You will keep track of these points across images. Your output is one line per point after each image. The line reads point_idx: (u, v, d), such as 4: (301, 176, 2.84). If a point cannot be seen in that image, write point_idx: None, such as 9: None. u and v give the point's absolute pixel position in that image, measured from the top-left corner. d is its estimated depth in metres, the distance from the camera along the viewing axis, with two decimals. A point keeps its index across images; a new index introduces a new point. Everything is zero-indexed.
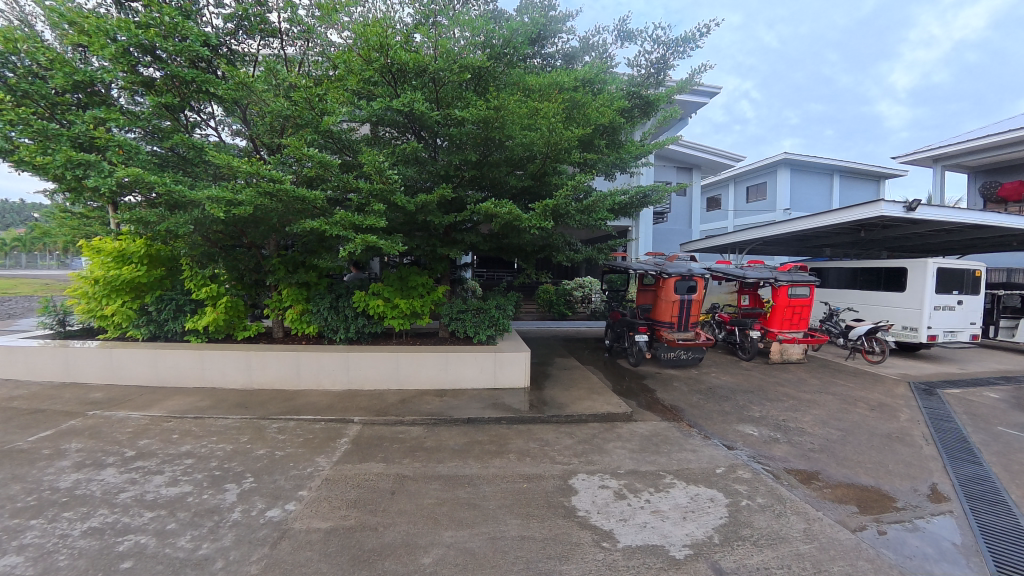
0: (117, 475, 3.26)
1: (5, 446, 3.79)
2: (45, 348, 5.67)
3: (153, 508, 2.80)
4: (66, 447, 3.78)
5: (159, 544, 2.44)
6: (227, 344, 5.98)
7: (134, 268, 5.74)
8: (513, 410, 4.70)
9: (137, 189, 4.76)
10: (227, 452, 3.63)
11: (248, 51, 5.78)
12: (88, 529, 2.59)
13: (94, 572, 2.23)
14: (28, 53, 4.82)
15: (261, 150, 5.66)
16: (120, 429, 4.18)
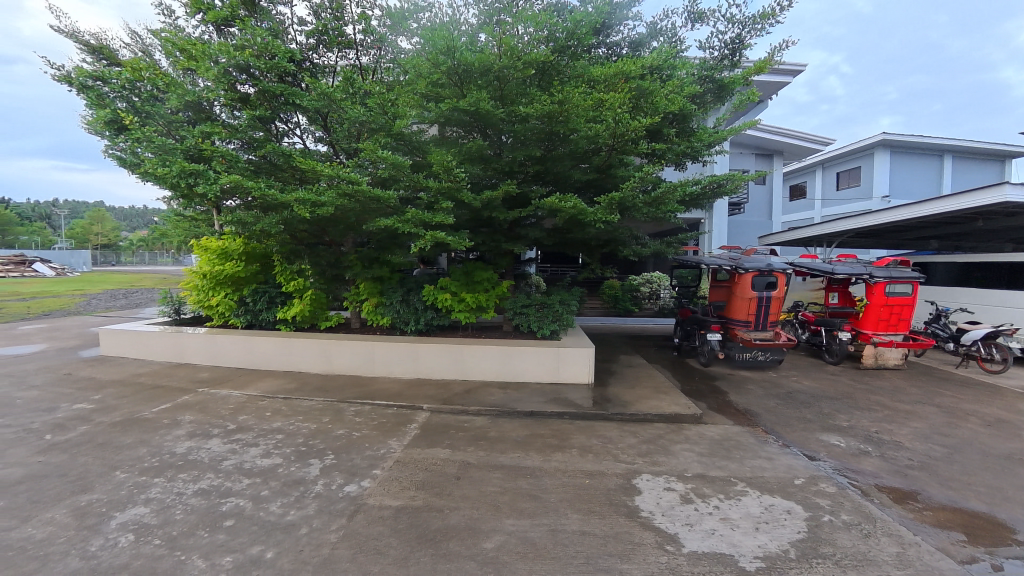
0: (220, 445, 3.69)
1: (137, 416, 4.46)
2: (163, 334, 6.55)
3: (249, 476, 3.15)
4: (181, 418, 4.35)
5: (255, 508, 2.74)
6: (311, 333, 6.54)
7: (234, 264, 6.46)
8: (575, 405, 4.68)
9: (236, 193, 5.34)
10: (310, 430, 3.98)
11: (327, 63, 6.23)
12: (198, 490, 2.98)
13: (203, 527, 2.57)
14: (150, 79, 5.59)
15: (341, 154, 6.07)
16: (223, 405, 4.73)
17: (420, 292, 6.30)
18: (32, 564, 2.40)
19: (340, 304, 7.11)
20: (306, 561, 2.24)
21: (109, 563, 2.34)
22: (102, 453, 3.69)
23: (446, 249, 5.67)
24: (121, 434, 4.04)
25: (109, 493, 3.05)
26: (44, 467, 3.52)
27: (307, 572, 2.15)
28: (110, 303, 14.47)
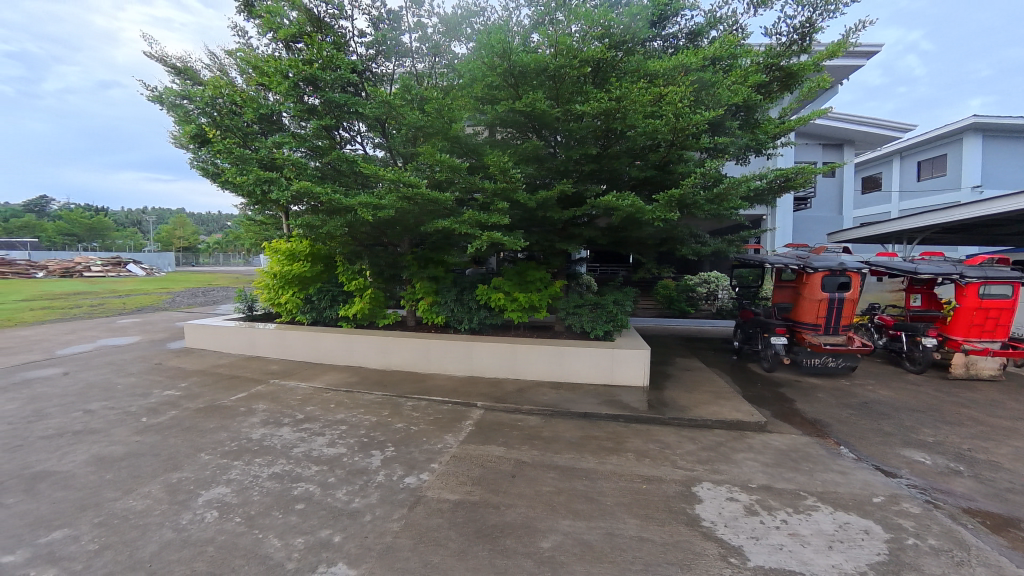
0: (291, 433, 3.95)
1: (218, 404, 4.87)
2: (239, 328, 7.11)
3: (317, 463, 3.35)
4: (256, 406, 4.70)
5: (323, 493, 2.90)
6: (370, 330, 6.85)
7: (301, 264, 6.89)
8: (630, 408, 4.58)
9: (304, 198, 5.69)
10: (371, 422, 4.16)
11: (385, 72, 6.50)
12: (272, 474, 3.20)
13: (278, 509, 2.76)
14: (228, 95, 6.08)
15: (398, 158, 6.30)
16: (292, 396, 5.06)
17: (474, 291, 6.42)
18: (135, 533, 2.69)
19: (397, 302, 7.40)
20: (370, 548, 2.34)
21: (198, 537, 2.57)
22: (189, 436, 4.06)
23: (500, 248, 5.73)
24: (205, 420, 4.43)
25: (196, 473, 3.36)
26: (142, 446, 3.93)
27: (371, 558, 2.25)
28: (192, 300, 15.91)
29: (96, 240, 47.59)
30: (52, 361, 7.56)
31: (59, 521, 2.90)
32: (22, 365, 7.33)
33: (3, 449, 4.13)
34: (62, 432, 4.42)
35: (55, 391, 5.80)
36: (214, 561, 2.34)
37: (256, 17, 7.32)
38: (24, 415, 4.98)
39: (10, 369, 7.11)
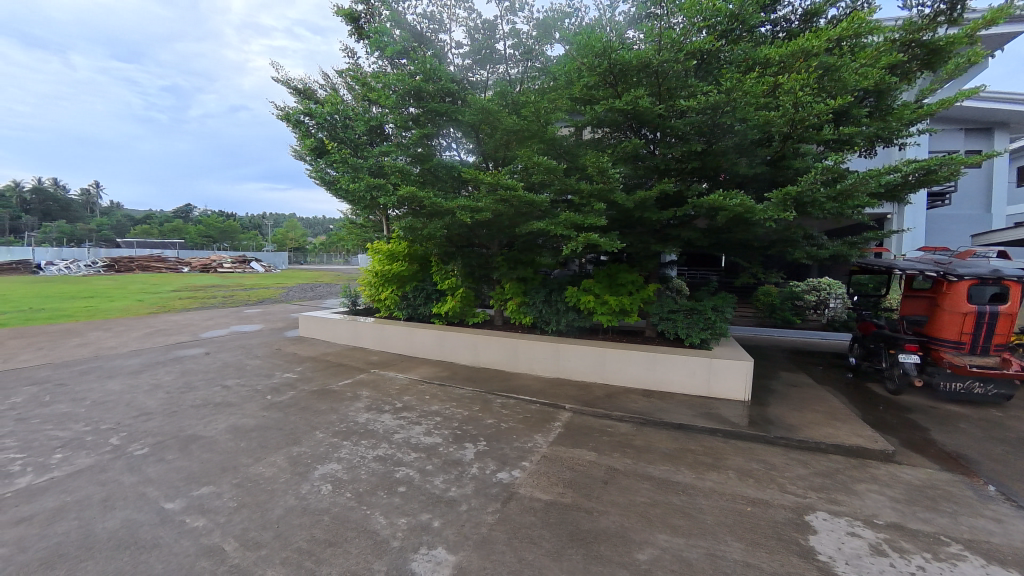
0: (391, 420, 4.26)
1: (328, 388, 5.41)
2: (345, 321, 7.85)
3: (416, 450, 3.58)
4: (360, 392, 5.16)
5: (423, 479, 3.09)
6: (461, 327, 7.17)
7: (399, 264, 7.46)
8: (728, 423, 4.27)
9: (408, 204, 6.13)
10: (463, 416, 4.35)
11: (480, 80, 6.85)
12: (376, 457, 3.49)
13: (382, 490, 3.00)
14: (343, 111, 6.84)
15: (490, 162, 6.59)
16: (390, 385, 5.47)
17: (563, 293, 6.45)
18: (265, 496, 3.08)
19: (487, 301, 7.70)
20: (467, 536, 2.45)
21: (317, 506, 2.88)
22: (306, 415, 4.57)
23: (594, 250, 5.73)
24: (318, 401, 4.95)
25: (312, 448, 3.76)
26: (268, 421, 4.49)
27: (468, 546, 2.36)
28: (303, 294, 17.86)
29: (226, 240, 55.36)
30: (199, 342, 8.95)
31: (208, 478, 3.43)
32: (177, 345, 8.77)
33: (166, 413, 4.97)
34: (207, 403, 5.21)
35: (201, 367, 6.85)
36: (330, 530, 2.61)
37: (366, 38, 8.05)
38: (179, 386, 5.96)
39: (168, 347, 8.55)
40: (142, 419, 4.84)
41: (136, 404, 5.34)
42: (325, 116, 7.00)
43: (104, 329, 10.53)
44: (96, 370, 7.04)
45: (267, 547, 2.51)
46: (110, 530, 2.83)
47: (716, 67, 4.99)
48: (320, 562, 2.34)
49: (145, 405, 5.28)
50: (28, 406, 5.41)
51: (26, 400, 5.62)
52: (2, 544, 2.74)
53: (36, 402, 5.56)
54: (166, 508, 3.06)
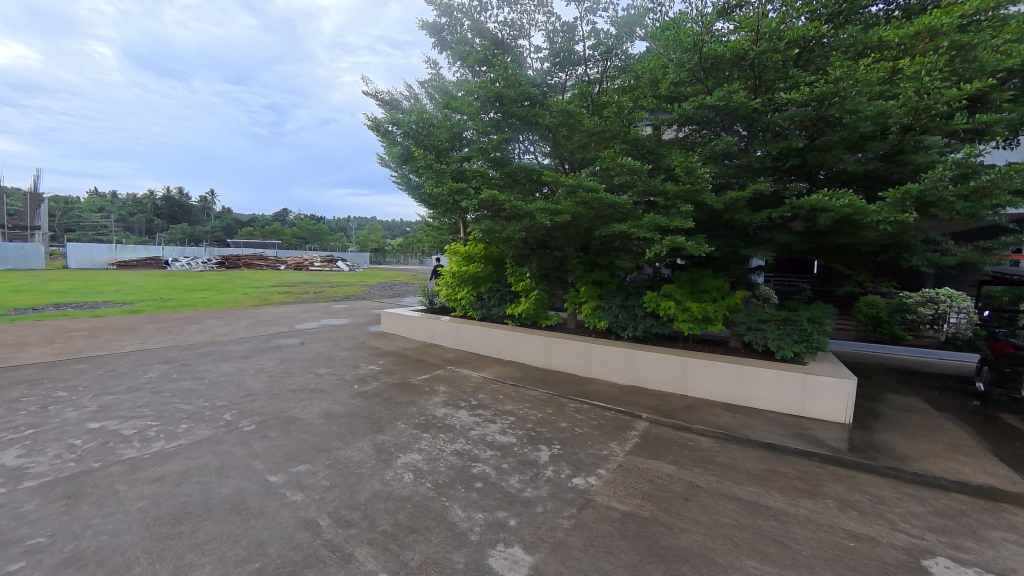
0: (468, 416, 4.44)
1: (408, 381, 5.75)
2: (423, 319, 8.31)
3: (492, 447, 3.70)
4: (438, 387, 5.43)
5: (499, 477, 3.19)
6: (534, 329, 7.27)
7: (476, 265, 7.76)
8: (826, 446, 3.90)
9: (485, 207, 6.55)
10: (537, 417, 4.42)
11: (559, 82, 7.24)
12: (454, 451, 3.65)
13: (460, 483, 3.13)
14: (431, 120, 7.63)
15: (566, 163, 7.12)
16: (466, 382, 5.70)
17: (640, 298, 6.33)
18: (353, 478, 3.34)
19: (559, 305, 7.77)
20: (543, 539, 2.48)
21: (400, 492, 3.07)
22: (389, 405, 4.89)
23: (676, 253, 5.61)
24: (399, 393, 5.28)
25: (395, 437, 4.01)
26: (355, 408, 4.87)
27: (544, 548, 2.38)
28: (383, 293, 19.08)
29: (317, 241, 60.73)
30: (295, 332, 9.93)
31: (305, 457, 3.79)
32: (277, 334, 9.80)
33: (269, 394, 5.58)
34: (303, 388, 5.76)
35: (297, 355, 7.60)
36: (412, 517, 2.77)
37: (449, 49, 8.47)
38: (279, 371, 6.65)
39: (271, 336, 9.57)
40: (250, 398, 5.47)
41: (244, 385, 6.05)
42: (408, 125, 7.74)
43: (218, 318, 12.05)
44: (213, 353, 8.08)
45: (356, 526, 2.72)
46: (225, 495, 3.23)
47: (820, 56, 4.62)
48: (403, 546, 2.49)
49: (252, 387, 5.95)
50: (162, 381, 6.34)
51: (160, 376, 6.60)
52: (144, 497, 3.24)
53: (167, 378, 6.50)
54: (270, 480, 3.43)
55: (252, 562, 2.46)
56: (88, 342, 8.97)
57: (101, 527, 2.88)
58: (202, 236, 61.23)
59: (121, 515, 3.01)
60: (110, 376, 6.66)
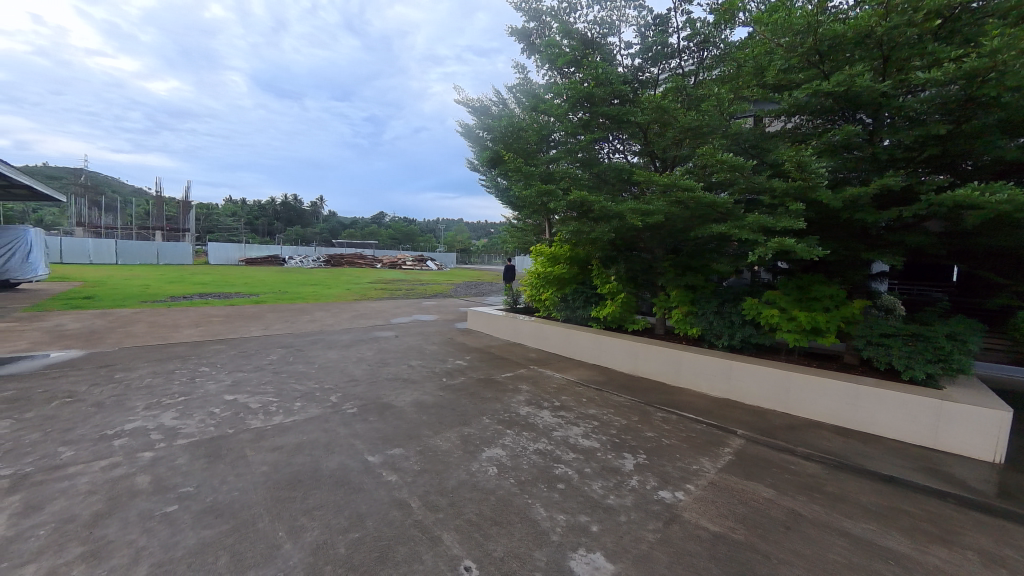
0: (551, 417, 4.55)
1: (493, 378, 5.97)
2: (509, 318, 8.62)
3: (575, 450, 3.75)
4: (521, 386, 5.63)
5: (582, 481, 3.20)
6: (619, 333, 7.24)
7: (561, 266, 8.14)
8: (969, 486, 3.32)
9: (572, 208, 6.94)
10: (621, 425, 4.37)
11: (652, 76, 7.17)
12: (537, 450, 3.74)
13: (542, 483, 3.19)
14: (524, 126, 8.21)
15: (656, 162, 7.04)
16: (549, 383, 5.82)
17: (737, 305, 5.94)
18: (441, 466, 3.54)
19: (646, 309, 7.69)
20: (626, 549, 2.42)
21: (484, 484, 3.20)
22: (474, 399, 5.14)
23: (781, 257, 5.18)
24: (485, 388, 5.54)
25: (480, 431, 4.20)
26: (443, 399, 5.17)
27: (627, 559, 2.34)
28: (469, 291, 19.96)
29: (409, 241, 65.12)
30: (390, 326, 10.77)
31: (398, 441, 4.10)
32: (375, 326, 10.71)
33: (368, 381, 6.13)
34: (397, 377, 6.24)
35: (392, 347, 8.24)
36: (496, 509, 2.87)
37: (537, 53, 8.63)
38: (377, 360, 7.27)
39: (370, 328, 10.50)
40: (352, 383, 6.05)
41: (347, 371, 6.71)
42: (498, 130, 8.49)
43: (327, 310, 13.48)
44: (322, 341, 9.06)
45: (443, 511, 2.89)
46: (331, 468, 3.62)
47: (972, 23, 3.94)
48: (487, 537, 2.59)
49: (353, 373, 6.58)
50: (281, 363, 7.27)
51: (280, 359, 7.57)
52: (267, 463, 3.74)
53: (285, 361, 7.42)
54: (369, 459, 3.76)
55: (353, 532, 2.73)
56: (226, 327, 10.57)
57: (234, 485, 3.38)
58: (312, 236, 68.70)
59: (249, 476, 3.51)
60: (241, 356, 7.78)
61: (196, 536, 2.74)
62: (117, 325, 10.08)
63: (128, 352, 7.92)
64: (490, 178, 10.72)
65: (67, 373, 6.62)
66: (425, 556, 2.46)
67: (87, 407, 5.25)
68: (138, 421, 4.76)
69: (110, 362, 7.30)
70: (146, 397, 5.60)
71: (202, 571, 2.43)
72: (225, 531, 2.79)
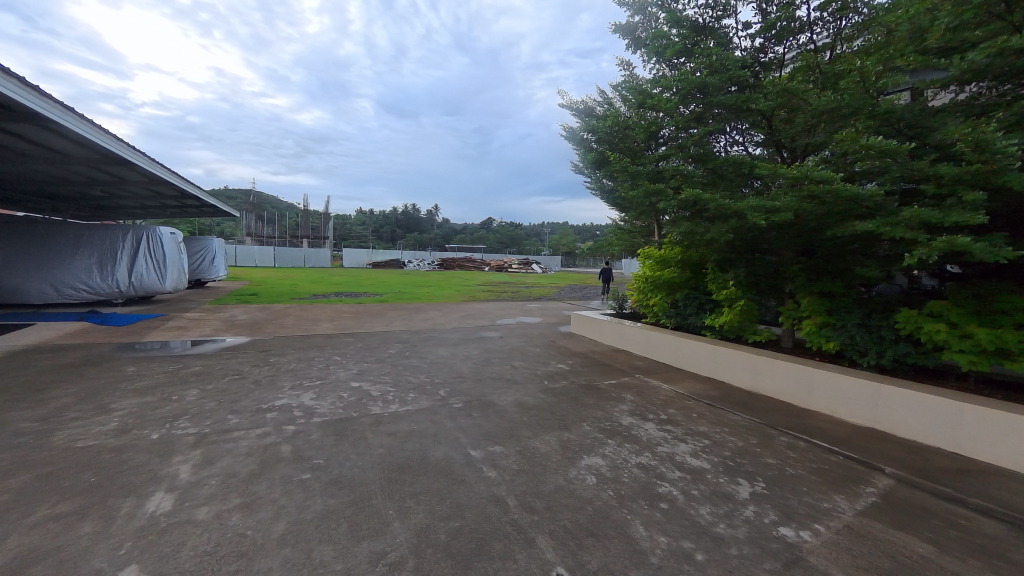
0: (656, 430, 4.55)
1: (595, 385, 6.08)
2: (614, 324, 8.52)
3: (681, 469, 3.69)
4: (625, 395, 5.65)
5: (687, 504, 3.15)
6: (737, 344, 6.63)
7: (672, 271, 7.79)
8: None
9: (684, 208, 6.53)
10: (736, 447, 4.14)
11: (775, 58, 6.53)
12: (639, 464, 3.78)
13: (644, 500, 3.19)
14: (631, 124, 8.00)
15: (783, 152, 6.60)
16: (655, 395, 5.70)
17: (887, 316, 5.14)
18: (540, 468, 3.68)
19: (771, 318, 6.93)
20: None
21: (582, 493, 3.29)
22: (576, 405, 5.26)
23: (952, 261, 4.27)
24: (587, 395, 5.67)
25: (580, 438, 4.31)
26: (545, 403, 5.32)
27: None
28: (573, 294, 19.97)
29: (515, 246, 67.38)
30: (495, 326, 11.26)
31: (499, 439, 4.27)
32: (482, 326, 11.29)
33: (473, 377, 6.49)
34: (501, 376, 6.50)
35: (496, 347, 8.59)
36: (592, 521, 2.93)
37: (642, 47, 8.33)
38: (482, 359, 7.66)
39: (477, 327, 11.09)
40: (459, 379, 6.42)
41: (455, 366, 7.14)
42: (605, 131, 8.64)
43: (440, 309, 14.57)
44: (434, 337, 9.82)
45: (539, 514, 3.02)
46: (437, 457, 3.88)
47: None
48: (581, 546, 2.67)
49: (460, 369, 6.97)
50: (398, 357, 8.02)
51: (397, 352, 8.35)
52: (383, 446, 4.14)
53: (402, 354, 8.21)
54: (472, 453, 3.96)
55: (453, 521, 2.93)
56: (354, 322, 12.00)
57: (354, 462, 3.81)
58: (428, 241, 74.63)
59: (368, 456, 3.92)
60: (365, 348, 8.77)
61: (323, 503, 3.17)
62: (274, 317, 12.09)
63: (281, 340, 9.46)
64: (596, 180, 10.61)
65: (236, 355, 8.12)
66: (519, 556, 2.60)
67: (249, 384, 6.38)
68: (285, 398, 5.66)
69: (267, 348, 8.76)
70: (291, 379, 6.61)
71: (326, 535, 2.81)
72: (345, 502, 3.17)
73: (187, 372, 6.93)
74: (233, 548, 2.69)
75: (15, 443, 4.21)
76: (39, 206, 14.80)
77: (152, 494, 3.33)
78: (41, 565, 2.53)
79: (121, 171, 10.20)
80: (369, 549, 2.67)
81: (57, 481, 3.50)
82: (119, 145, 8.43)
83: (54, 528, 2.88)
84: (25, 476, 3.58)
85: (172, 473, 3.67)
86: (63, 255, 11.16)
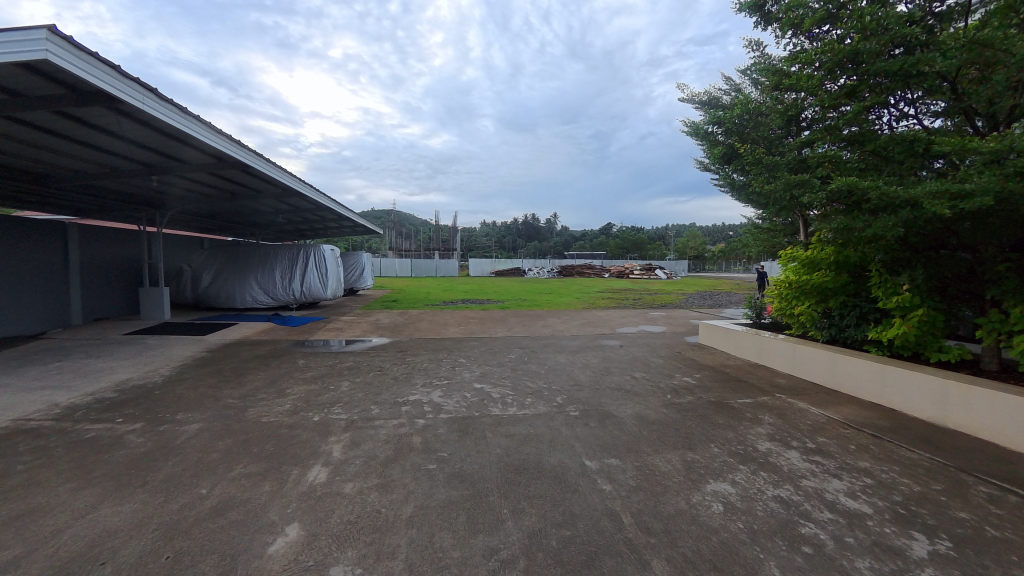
0: (801, 460, 3.93)
1: (728, 403, 5.49)
2: (751, 335, 7.62)
3: (832, 510, 3.14)
4: (763, 417, 4.99)
5: (840, 553, 2.67)
6: (913, 363, 5.37)
7: (823, 274, 6.65)
8: None
9: (837, 200, 5.56)
10: (913, 492, 3.36)
11: (957, 6, 5.24)
12: (777, 497, 3.32)
13: (783, 539, 2.80)
14: (764, 111, 7.27)
15: (976, 121, 5.21)
16: (803, 419, 4.92)
17: None
18: (659, 488, 3.48)
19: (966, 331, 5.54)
20: None
21: (706, 521, 3.02)
22: (703, 424, 4.83)
23: None
24: (717, 414, 5.15)
25: (706, 460, 3.96)
26: (668, 418, 5.00)
27: None
28: (702, 301, 18.39)
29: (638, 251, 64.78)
30: (615, 335, 10.95)
31: (616, 452, 4.16)
32: (600, 335, 11.07)
33: (590, 386, 6.42)
34: (620, 387, 6.30)
35: (616, 356, 8.34)
36: (717, 554, 2.68)
37: (773, 21, 7.38)
38: (601, 368, 7.52)
39: (595, 336, 10.93)
40: (576, 388, 6.40)
41: (573, 375, 7.14)
42: (733, 121, 7.82)
43: (558, 317, 14.74)
44: (552, 345, 9.96)
45: (656, 537, 2.86)
46: (553, 464, 3.94)
47: None
48: None
49: (578, 378, 6.94)
50: (517, 362, 8.33)
51: (517, 358, 8.65)
52: (501, 446, 4.35)
53: (521, 360, 8.50)
54: (587, 464, 3.93)
55: (565, 529, 2.95)
56: (479, 327, 12.83)
57: (474, 459, 4.10)
58: (549, 250, 75.99)
59: (487, 455, 4.16)
60: (488, 353, 9.28)
61: (445, 493, 3.46)
62: (412, 322, 13.56)
63: (417, 343, 10.56)
64: (724, 176, 9.63)
65: (381, 354, 9.32)
66: None
67: (389, 380, 7.27)
68: (418, 395, 6.32)
69: (405, 349, 9.85)
70: (423, 377, 7.35)
71: (447, 522, 3.07)
72: (465, 496, 3.43)
73: (342, 367, 8.19)
74: (371, 521, 3.11)
75: (228, 415, 5.48)
76: (246, 232, 19.03)
77: (312, 466, 4.03)
78: (237, 510, 3.26)
79: (297, 201, 12.60)
80: (483, 543, 2.84)
81: (250, 447, 4.47)
82: (294, 180, 10.55)
83: (244, 484, 3.68)
84: (231, 441, 4.64)
85: (329, 450, 4.39)
86: (261, 270, 14.23)
